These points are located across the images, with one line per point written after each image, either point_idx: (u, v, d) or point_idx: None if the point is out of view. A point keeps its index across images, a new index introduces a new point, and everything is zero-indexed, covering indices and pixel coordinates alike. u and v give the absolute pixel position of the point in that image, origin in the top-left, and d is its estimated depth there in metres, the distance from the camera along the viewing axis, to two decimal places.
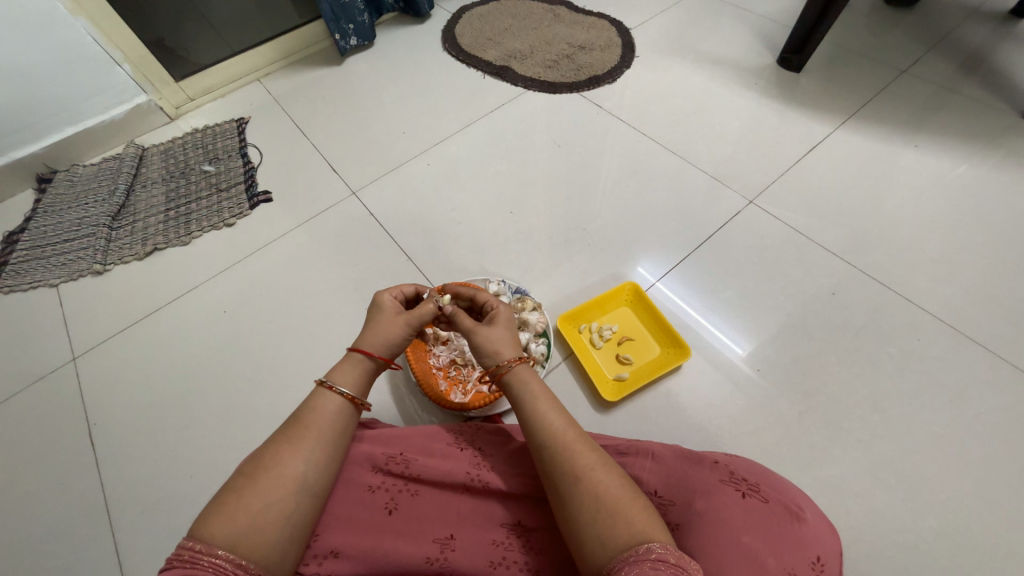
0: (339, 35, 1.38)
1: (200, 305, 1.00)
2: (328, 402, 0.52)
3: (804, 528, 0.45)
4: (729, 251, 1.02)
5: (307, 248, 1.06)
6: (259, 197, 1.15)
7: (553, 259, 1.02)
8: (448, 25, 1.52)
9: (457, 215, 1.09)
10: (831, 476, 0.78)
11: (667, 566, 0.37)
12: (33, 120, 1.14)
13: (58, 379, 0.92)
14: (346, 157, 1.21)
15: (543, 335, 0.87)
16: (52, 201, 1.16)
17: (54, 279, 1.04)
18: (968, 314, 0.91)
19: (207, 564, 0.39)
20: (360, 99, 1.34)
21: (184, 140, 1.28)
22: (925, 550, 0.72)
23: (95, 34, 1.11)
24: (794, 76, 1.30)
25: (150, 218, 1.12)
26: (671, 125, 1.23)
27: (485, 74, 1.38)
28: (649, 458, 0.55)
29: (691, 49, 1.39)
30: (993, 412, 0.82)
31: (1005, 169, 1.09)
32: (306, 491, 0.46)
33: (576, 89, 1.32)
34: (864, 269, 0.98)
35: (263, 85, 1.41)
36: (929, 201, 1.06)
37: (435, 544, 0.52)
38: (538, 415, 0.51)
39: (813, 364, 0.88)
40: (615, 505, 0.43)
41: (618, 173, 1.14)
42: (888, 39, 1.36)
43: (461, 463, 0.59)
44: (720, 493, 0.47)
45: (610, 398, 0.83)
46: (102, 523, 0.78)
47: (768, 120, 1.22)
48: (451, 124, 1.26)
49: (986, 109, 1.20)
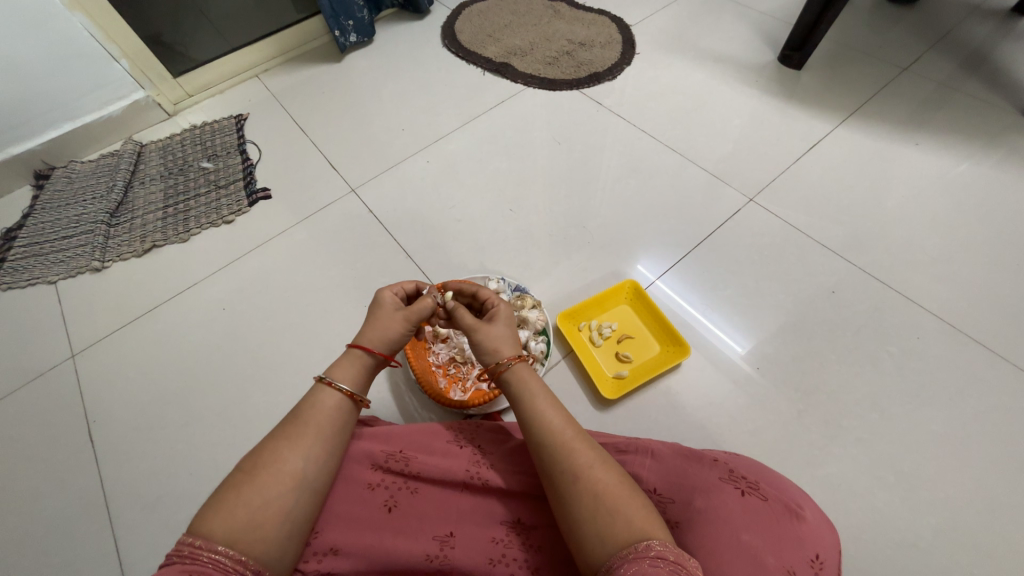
0: (338, 31, 1.37)
1: (199, 302, 1.00)
2: (328, 398, 0.52)
3: (803, 527, 0.45)
4: (729, 249, 1.02)
5: (306, 245, 1.06)
6: (258, 194, 1.14)
7: (553, 256, 1.02)
8: (448, 21, 1.51)
9: (457, 212, 1.09)
10: (830, 475, 0.78)
11: (666, 564, 0.37)
12: (31, 116, 1.14)
13: (57, 376, 0.92)
14: (345, 155, 1.21)
15: (543, 333, 0.87)
16: (50, 197, 1.16)
17: (53, 276, 1.03)
18: (967, 313, 0.91)
19: (207, 560, 0.39)
20: (359, 96, 1.33)
21: (183, 136, 1.28)
22: (923, 548, 0.72)
23: (92, 29, 1.11)
24: (795, 73, 1.30)
25: (149, 215, 1.12)
26: (672, 122, 1.22)
27: (484, 71, 1.37)
28: (648, 456, 0.55)
29: (692, 46, 1.38)
30: (993, 411, 0.82)
31: (1006, 168, 1.09)
32: (306, 487, 0.46)
33: (576, 86, 1.31)
34: (864, 268, 0.98)
35: (262, 81, 1.40)
36: (930, 200, 1.05)
37: (435, 541, 0.52)
38: (538, 413, 0.51)
39: (813, 362, 0.88)
40: (614, 503, 0.43)
41: (619, 170, 1.14)
42: (890, 36, 1.36)
43: (460, 461, 0.59)
44: (719, 491, 0.47)
45: (610, 397, 0.83)
46: (102, 520, 0.78)
47: (769, 117, 1.22)
48: (451, 121, 1.26)
49: (988, 108, 1.19)
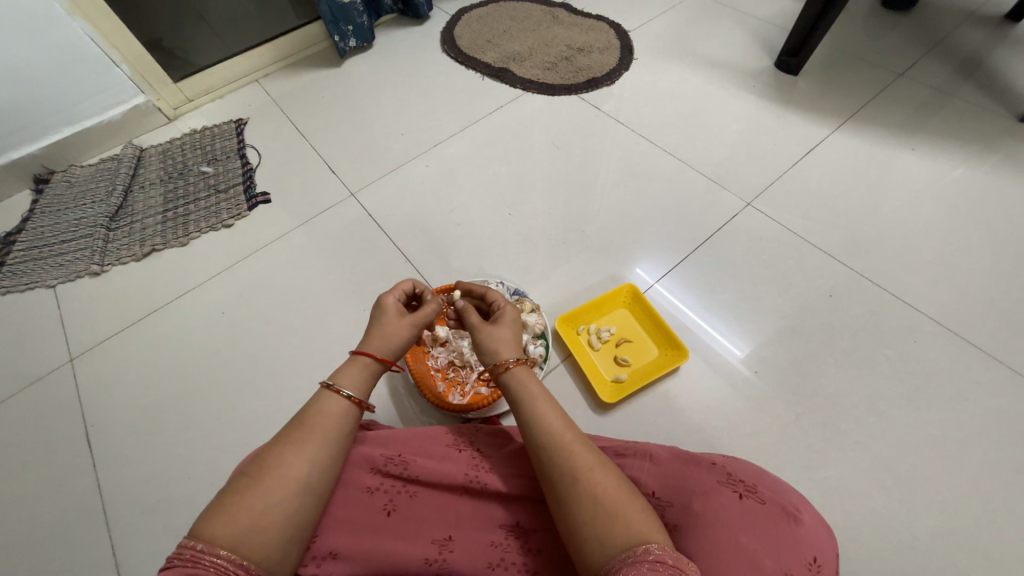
0: (339, 36, 1.38)
1: (199, 306, 1.00)
2: (334, 404, 0.52)
3: (801, 529, 0.45)
4: (727, 253, 1.02)
5: (306, 249, 1.06)
6: (258, 198, 1.15)
7: (553, 260, 1.02)
8: (448, 27, 1.52)
9: (456, 216, 1.09)
10: (828, 477, 0.78)
11: (665, 567, 0.37)
12: (31, 121, 1.14)
13: (56, 380, 0.92)
14: (346, 159, 1.21)
15: (542, 336, 0.87)
16: (49, 201, 1.16)
17: (52, 280, 1.03)
18: (964, 316, 0.92)
19: (209, 563, 0.39)
20: (360, 100, 1.34)
21: (183, 140, 1.28)
22: (921, 550, 0.72)
23: (93, 34, 1.11)
24: (792, 78, 1.31)
25: (149, 219, 1.12)
26: (670, 127, 1.23)
27: (484, 75, 1.38)
28: (647, 459, 0.56)
29: (690, 51, 1.39)
30: (990, 413, 0.82)
31: (1001, 172, 1.10)
32: (309, 493, 0.46)
33: (575, 90, 1.32)
34: (861, 272, 0.98)
35: (262, 86, 1.41)
36: (926, 204, 1.06)
37: (434, 545, 0.52)
38: (537, 416, 0.51)
39: (810, 365, 0.88)
40: (614, 506, 0.43)
41: (617, 175, 1.15)
42: (886, 42, 1.37)
43: (460, 464, 0.59)
44: (717, 494, 0.48)
45: (609, 400, 0.84)
46: (100, 525, 0.78)
47: (766, 122, 1.22)
48: (451, 125, 1.27)
49: (983, 113, 1.20)
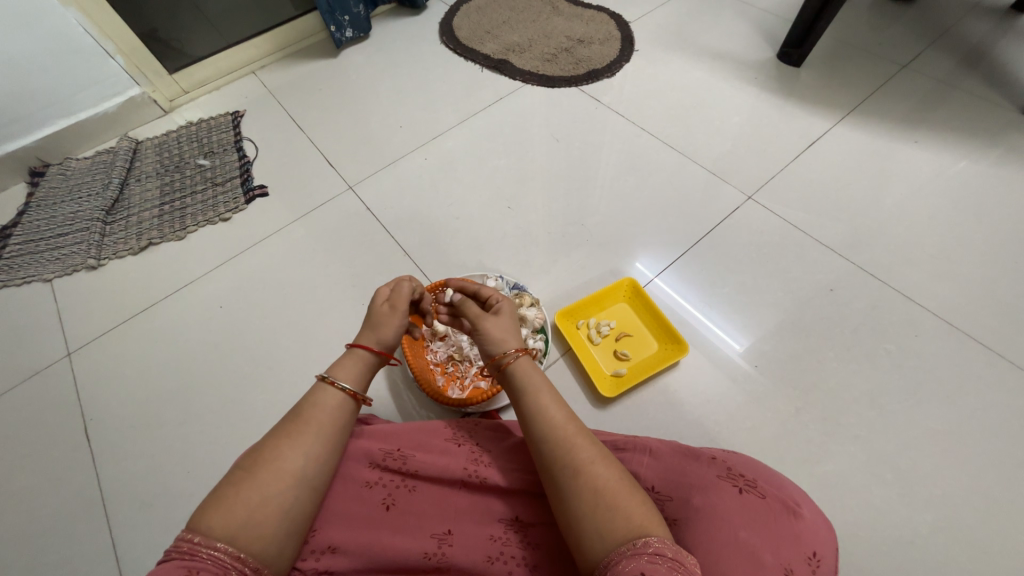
0: (335, 27, 1.36)
1: (197, 300, 0.99)
2: (328, 397, 0.51)
3: (801, 524, 0.45)
4: (728, 247, 1.02)
5: (305, 242, 1.06)
6: (255, 192, 1.14)
7: (553, 254, 1.02)
8: (447, 18, 1.50)
9: (455, 210, 1.09)
10: (829, 472, 0.78)
11: (666, 560, 0.37)
12: (25, 113, 1.13)
13: (52, 375, 0.91)
14: (344, 152, 1.20)
15: (542, 330, 0.87)
16: (45, 194, 1.15)
17: (47, 274, 1.03)
18: (964, 310, 0.92)
19: (207, 556, 0.39)
20: (357, 93, 1.33)
21: (179, 133, 1.27)
22: (919, 544, 0.73)
23: (87, 26, 1.09)
24: (794, 69, 1.30)
25: (145, 212, 1.11)
26: (671, 120, 1.22)
27: (484, 67, 1.36)
28: (646, 454, 0.55)
29: (691, 43, 1.38)
30: (990, 408, 0.82)
31: (1003, 165, 1.09)
32: (307, 485, 0.46)
33: (575, 82, 1.31)
34: (863, 267, 0.98)
35: (259, 78, 1.40)
36: (929, 198, 1.06)
37: (433, 539, 0.52)
38: (539, 410, 0.51)
39: (811, 360, 0.88)
40: (615, 499, 0.43)
41: (618, 168, 1.14)
42: (889, 33, 1.36)
43: (458, 458, 0.59)
44: (717, 489, 0.47)
45: (609, 394, 0.83)
46: (99, 519, 0.78)
47: (768, 115, 1.21)
48: (449, 118, 1.25)
49: (986, 105, 1.19)
